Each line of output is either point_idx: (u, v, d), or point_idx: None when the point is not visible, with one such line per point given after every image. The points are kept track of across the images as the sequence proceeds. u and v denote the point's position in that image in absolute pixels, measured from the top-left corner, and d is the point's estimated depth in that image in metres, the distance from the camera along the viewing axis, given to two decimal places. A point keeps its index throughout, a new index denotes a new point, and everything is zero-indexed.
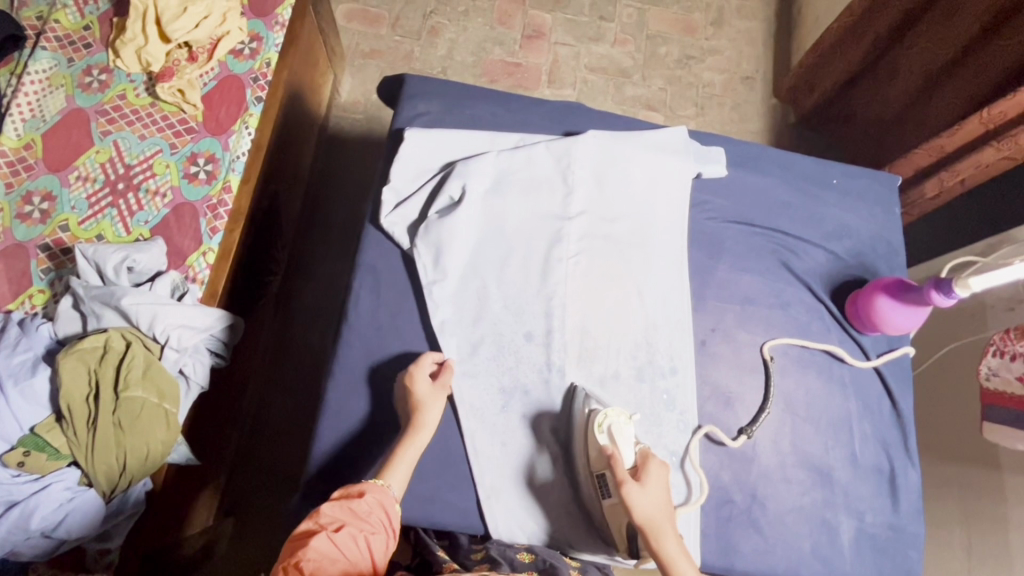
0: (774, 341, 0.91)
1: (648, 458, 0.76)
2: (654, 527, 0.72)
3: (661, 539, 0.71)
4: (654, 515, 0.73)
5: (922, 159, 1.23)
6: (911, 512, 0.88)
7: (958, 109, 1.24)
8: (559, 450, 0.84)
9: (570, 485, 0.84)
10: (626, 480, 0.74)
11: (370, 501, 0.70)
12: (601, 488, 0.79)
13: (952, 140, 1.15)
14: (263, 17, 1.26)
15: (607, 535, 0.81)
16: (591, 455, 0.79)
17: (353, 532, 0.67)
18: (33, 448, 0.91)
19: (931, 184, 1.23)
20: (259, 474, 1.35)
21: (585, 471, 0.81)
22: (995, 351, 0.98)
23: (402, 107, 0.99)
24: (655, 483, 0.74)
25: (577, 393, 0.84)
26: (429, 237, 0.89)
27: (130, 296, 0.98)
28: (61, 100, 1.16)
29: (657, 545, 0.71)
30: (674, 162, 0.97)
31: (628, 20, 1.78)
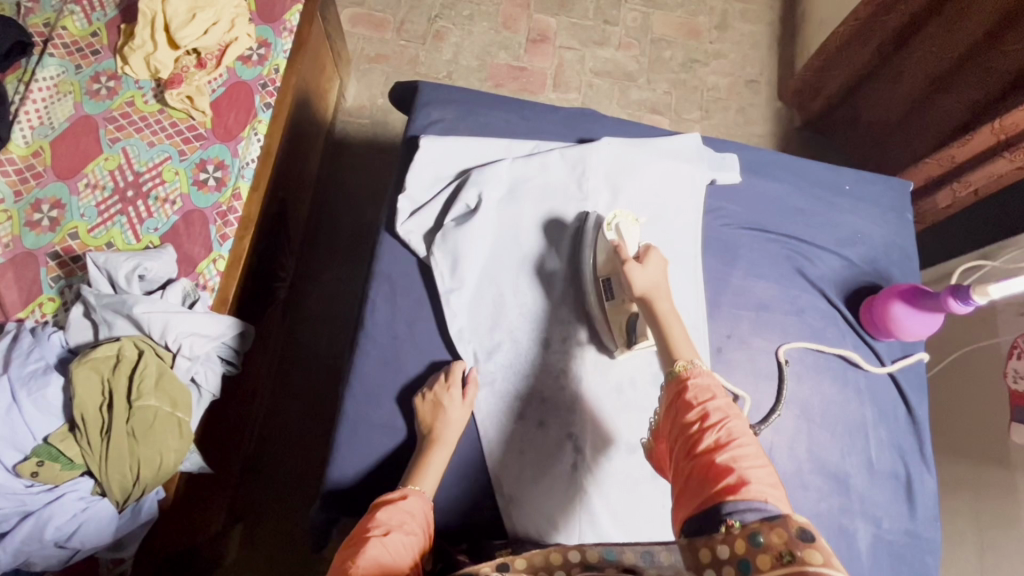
0: (789, 345, 0.92)
1: (652, 247, 0.82)
2: (653, 295, 0.76)
3: (657, 301, 0.75)
4: (654, 286, 0.78)
5: (932, 169, 1.24)
6: (927, 518, 0.88)
7: (960, 115, 1.25)
8: (572, 263, 0.91)
9: (580, 304, 0.90)
10: (629, 260, 0.80)
11: (413, 503, 0.72)
12: (607, 289, 0.86)
13: (962, 150, 1.16)
14: (271, 24, 1.26)
15: (608, 337, 0.87)
16: (601, 259, 0.87)
17: (402, 537, 0.67)
18: (46, 457, 0.91)
19: (943, 194, 1.24)
20: (270, 481, 1.34)
21: (591, 281, 0.87)
22: (1017, 353, 1.02)
23: (414, 114, 0.99)
24: (655, 260, 0.80)
25: (589, 218, 0.91)
26: (445, 245, 0.89)
27: (142, 304, 0.98)
28: (69, 106, 1.16)
29: (658, 313, 0.75)
30: (686, 169, 0.98)
31: (632, 24, 1.79)
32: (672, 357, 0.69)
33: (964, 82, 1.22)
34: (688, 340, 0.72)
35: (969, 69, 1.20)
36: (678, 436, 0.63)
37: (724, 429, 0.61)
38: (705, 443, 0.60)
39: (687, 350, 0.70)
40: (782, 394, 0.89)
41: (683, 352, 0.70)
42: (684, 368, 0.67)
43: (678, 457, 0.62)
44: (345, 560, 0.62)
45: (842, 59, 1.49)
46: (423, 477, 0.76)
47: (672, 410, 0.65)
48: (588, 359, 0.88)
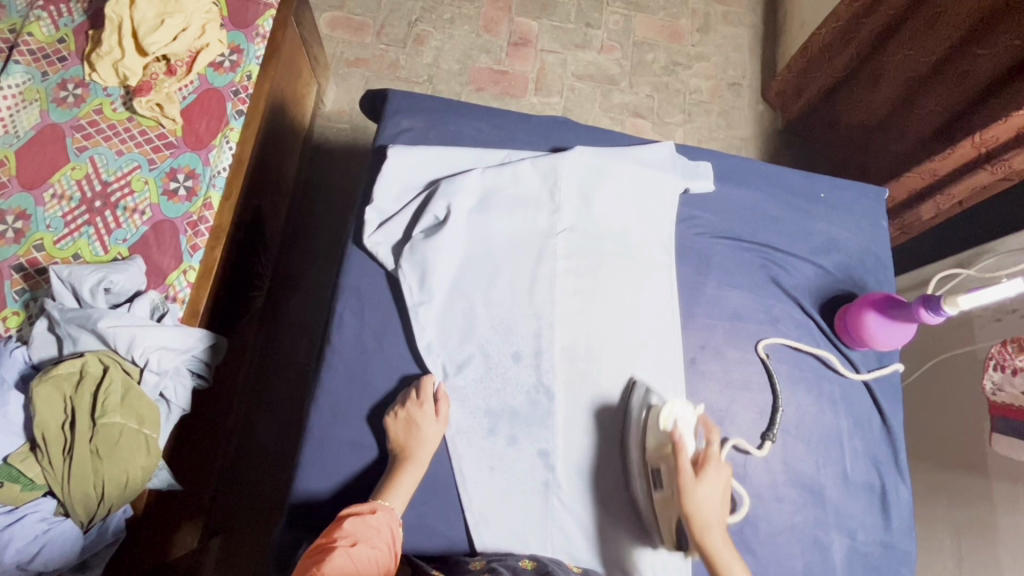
0: (766, 341, 0.92)
1: (714, 449, 0.76)
2: (705, 520, 0.72)
3: (708, 535, 0.71)
4: (708, 512, 0.73)
5: (914, 182, 1.25)
6: (902, 529, 0.87)
7: (940, 118, 1.24)
8: (614, 442, 0.85)
9: (626, 500, 0.83)
10: (686, 471, 0.74)
11: (381, 518, 0.70)
12: (654, 480, 0.79)
13: (944, 163, 1.16)
14: (243, 29, 1.24)
15: (656, 533, 0.80)
16: (650, 446, 0.80)
17: (368, 551, 0.66)
18: (5, 478, 0.88)
19: (926, 206, 1.24)
20: (245, 493, 1.32)
21: (638, 466, 0.81)
22: (995, 364, 0.96)
23: (384, 123, 0.98)
24: (711, 482, 0.74)
25: (638, 386, 0.86)
26: (414, 256, 0.87)
27: (107, 318, 0.96)
28: (34, 115, 1.13)
29: (713, 556, 0.70)
30: (659, 178, 0.97)
31: (615, 27, 1.78)
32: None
33: (941, 86, 1.22)
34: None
35: (947, 70, 1.20)
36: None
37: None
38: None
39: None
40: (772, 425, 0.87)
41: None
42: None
43: None
44: (306, 569, 0.62)
45: (825, 60, 1.50)
46: (394, 493, 0.75)
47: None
48: (638, 563, 0.81)
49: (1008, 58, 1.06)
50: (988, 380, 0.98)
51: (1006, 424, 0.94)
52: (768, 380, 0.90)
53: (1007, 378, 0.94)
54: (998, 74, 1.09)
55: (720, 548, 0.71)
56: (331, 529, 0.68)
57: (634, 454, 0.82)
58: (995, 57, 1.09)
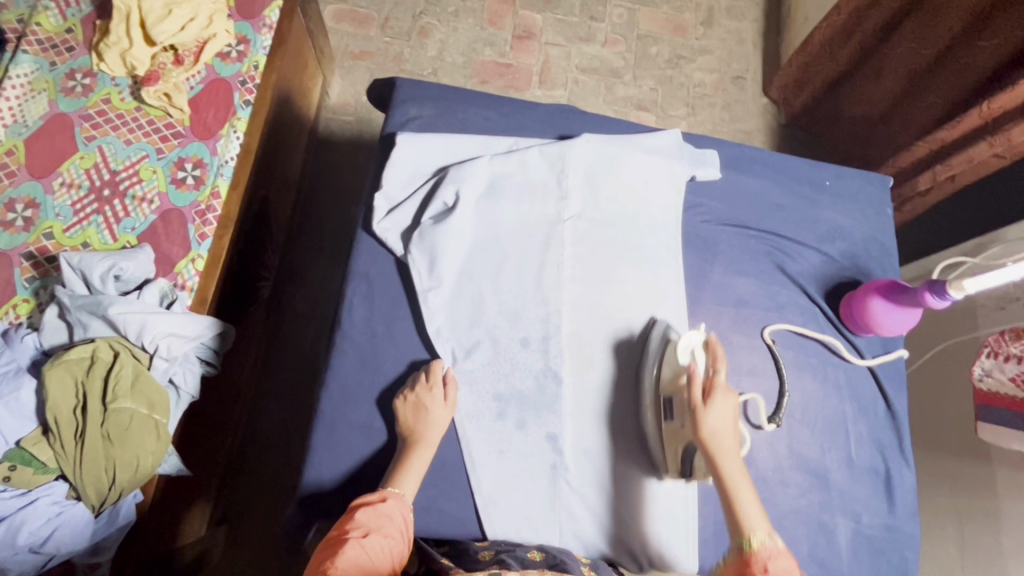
0: (773, 326, 0.92)
1: (719, 380, 0.76)
2: (717, 445, 0.74)
3: (721, 458, 0.74)
4: (721, 438, 0.74)
5: (922, 151, 1.23)
6: (907, 513, 0.88)
7: (945, 107, 1.25)
8: (627, 386, 0.88)
9: (635, 436, 0.86)
10: (699, 403, 0.75)
11: (393, 505, 0.71)
12: (666, 412, 0.82)
13: (953, 131, 1.14)
14: (250, 20, 1.24)
15: (661, 462, 0.83)
16: (666, 378, 0.83)
17: (380, 540, 0.67)
18: (19, 461, 0.90)
19: (925, 177, 1.23)
20: (252, 481, 1.33)
21: (650, 400, 0.84)
22: (989, 352, 0.98)
23: (392, 111, 0.98)
24: (722, 407, 0.75)
25: (657, 325, 0.88)
26: (423, 242, 0.88)
27: (117, 305, 0.97)
28: (43, 104, 1.14)
29: (726, 482, 0.73)
30: (666, 166, 0.97)
31: (618, 20, 1.78)
32: (741, 530, 0.69)
33: (945, 77, 1.23)
34: (756, 506, 0.72)
35: (950, 61, 1.21)
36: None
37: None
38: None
39: (758, 523, 0.70)
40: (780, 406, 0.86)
41: (752, 524, 0.70)
42: (757, 545, 0.68)
43: None
44: (321, 563, 0.63)
45: (826, 54, 1.50)
46: (404, 477, 0.75)
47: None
48: (640, 487, 0.84)
49: (1011, 47, 1.07)
50: (979, 365, 1.00)
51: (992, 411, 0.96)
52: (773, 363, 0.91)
53: (997, 364, 0.96)
54: (1003, 63, 1.10)
55: (732, 474, 0.73)
56: (343, 520, 0.69)
57: (646, 392, 0.85)
58: (998, 47, 1.09)
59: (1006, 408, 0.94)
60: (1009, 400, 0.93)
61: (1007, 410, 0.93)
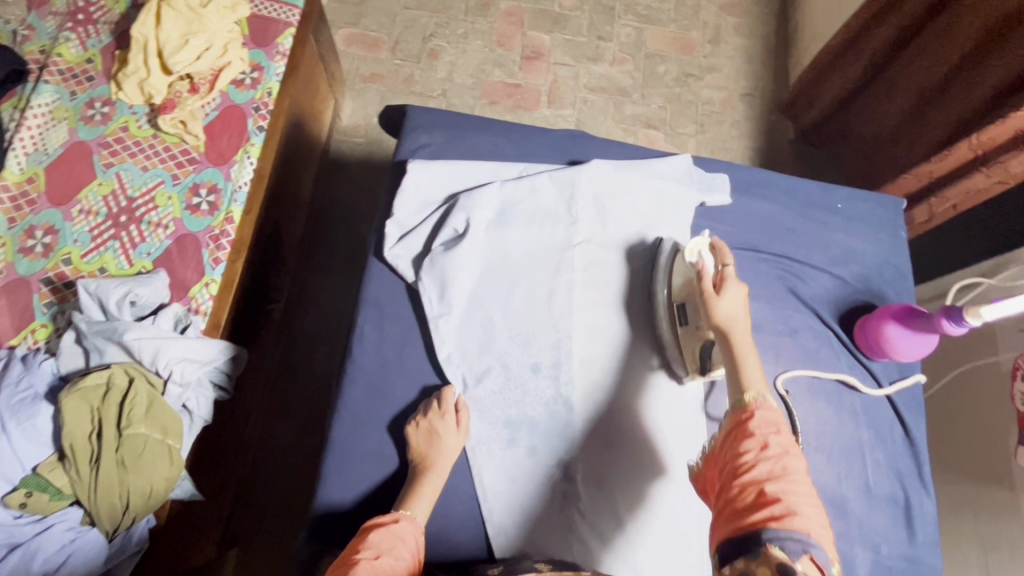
0: (786, 374, 0.90)
1: (731, 271, 0.79)
2: (731, 328, 0.76)
3: (734, 336, 0.76)
4: (732, 321, 0.77)
5: (911, 183, 1.23)
6: (928, 543, 0.86)
7: (949, 129, 1.24)
8: (642, 302, 0.92)
9: (654, 351, 0.89)
10: (708, 292, 0.78)
11: (403, 527, 0.70)
12: (680, 316, 0.86)
13: (941, 165, 1.15)
14: (264, 47, 1.27)
15: (678, 362, 0.87)
16: (676, 285, 0.88)
17: (391, 561, 0.66)
18: (35, 488, 0.90)
19: (920, 209, 1.23)
20: (263, 503, 1.33)
21: (664, 303, 0.88)
22: (1023, 374, 0.99)
23: (403, 139, 0.99)
24: (732, 295, 0.78)
25: (666, 243, 0.92)
26: (433, 270, 0.88)
27: (133, 330, 0.98)
28: (63, 132, 1.16)
29: (731, 350, 0.75)
30: (675, 190, 0.97)
31: (626, 40, 1.79)
32: (740, 386, 0.72)
33: (953, 95, 1.22)
34: (760, 372, 0.74)
35: (959, 81, 1.20)
36: (726, 463, 0.66)
37: (780, 470, 0.62)
38: (751, 480, 0.62)
39: (756, 381, 0.72)
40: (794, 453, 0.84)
41: (751, 382, 0.72)
42: (752, 399, 0.69)
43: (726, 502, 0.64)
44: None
45: (835, 71, 1.50)
46: (416, 501, 0.75)
47: (731, 437, 0.68)
48: (655, 386, 0.88)
49: (1017, 67, 1.06)
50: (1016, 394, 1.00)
51: None
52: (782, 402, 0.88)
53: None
54: (1007, 84, 1.09)
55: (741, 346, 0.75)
56: (354, 544, 0.67)
57: (660, 299, 0.89)
58: (1004, 68, 1.09)
59: None
60: None
61: None
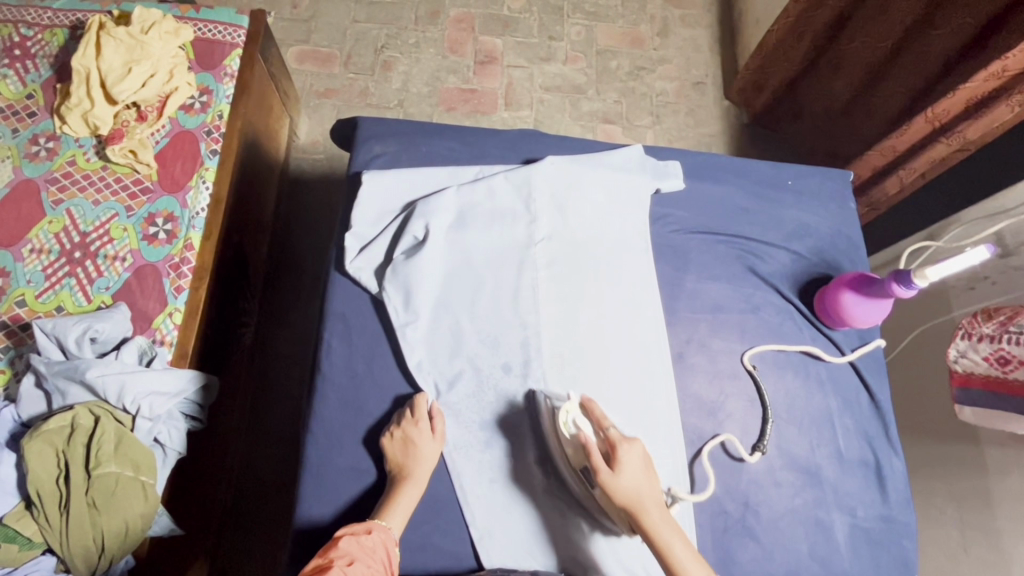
0: (754, 350, 0.92)
1: (616, 434, 0.77)
2: (638, 504, 0.73)
3: (645, 514, 0.73)
4: (638, 492, 0.74)
5: (877, 160, 1.29)
6: (900, 501, 0.89)
7: (903, 98, 1.27)
8: (541, 457, 0.84)
9: (574, 504, 0.83)
10: (602, 467, 0.74)
11: (376, 537, 0.70)
12: (586, 477, 0.80)
13: (902, 139, 1.21)
14: (211, 70, 1.26)
15: (608, 520, 0.81)
16: (569, 452, 0.81)
17: (364, 569, 0.66)
18: (2, 539, 0.88)
19: (891, 182, 1.28)
20: (248, 532, 1.31)
21: (568, 468, 0.82)
22: (962, 333, 0.96)
23: (357, 150, 0.99)
24: (631, 461, 0.74)
25: (538, 395, 0.85)
26: (397, 278, 0.88)
27: (95, 367, 0.96)
28: (7, 171, 1.13)
29: (654, 535, 0.72)
30: (631, 180, 0.99)
31: (577, 38, 1.82)
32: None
33: (900, 68, 1.25)
34: (687, 546, 0.72)
35: (904, 53, 1.23)
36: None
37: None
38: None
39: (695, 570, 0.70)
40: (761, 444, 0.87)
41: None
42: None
43: None
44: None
45: (780, 55, 1.54)
46: (392, 512, 0.75)
47: None
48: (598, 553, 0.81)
49: (958, 41, 1.09)
50: (952, 348, 0.98)
51: (968, 394, 0.96)
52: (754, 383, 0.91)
53: (972, 345, 0.95)
54: (954, 52, 1.11)
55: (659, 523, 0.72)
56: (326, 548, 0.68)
57: (560, 460, 0.83)
58: (946, 42, 1.11)
59: (985, 390, 0.93)
60: (987, 381, 0.93)
61: (984, 398, 0.94)
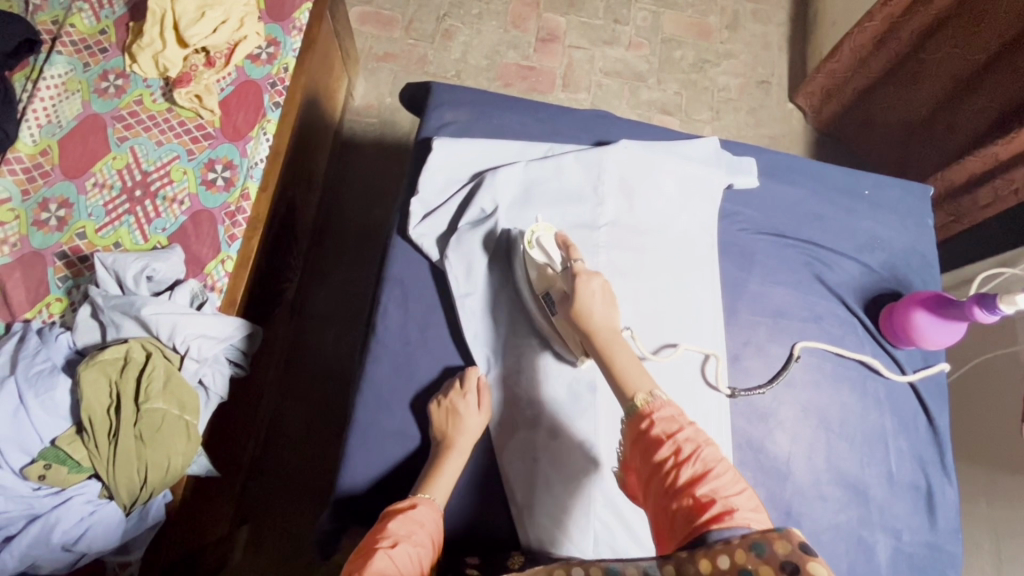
0: (806, 342, 0.91)
1: (580, 263, 0.78)
2: (604, 341, 0.73)
3: (610, 349, 0.72)
4: (597, 321, 0.74)
5: (974, 166, 1.21)
6: (949, 530, 0.86)
7: (992, 114, 1.21)
8: (508, 288, 0.88)
9: (532, 329, 0.87)
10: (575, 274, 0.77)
11: (422, 513, 0.70)
12: (546, 305, 0.83)
13: (1007, 147, 1.14)
14: (280, 22, 1.24)
15: (564, 346, 0.85)
16: (533, 279, 0.84)
17: (409, 550, 0.65)
18: (54, 460, 0.90)
19: (984, 192, 1.21)
20: (278, 481, 1.34)
21: (532, 300, 0.85)
22: None
23: (427, 116, 0.98)
24: (588, 289, 0.75)
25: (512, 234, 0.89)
26: (460, 248, 0.88)
27: (149, 305, 0.97)
28: (77, 105, 1.15)
29: (603, 352, 0.73)
30: (703, 173, 0.96)
31: (643, 24, 1.77)
32: (627, 392, 0.68)
33: (992, 82, 1.20)
34: (636, 363, 0.71)
35: (1001, 67, 1.18)
36: (649, 468, 0.63)
37: (698, 461, 0.60)
38: (682, 476, 0.60)
39: (639, 380, 0.69)
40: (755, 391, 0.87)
41: (636, 386, 0.68)
42: (643, 403, 0.66)
43: (654, 491, 0.62)
44: None
45: (858, 61, 1.49)
46: (434, 486, 0.75)
47: (639, 449, 0.64)
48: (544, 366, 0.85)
49: None
50: None
51: None
52: (807, 392, 0.89)
53: None
54: None
55: (609, 339, 0.73)
56: (373, 531, 0.67)
57: (525, 292, 0.86)
58: None
59: None
60: None
61: None
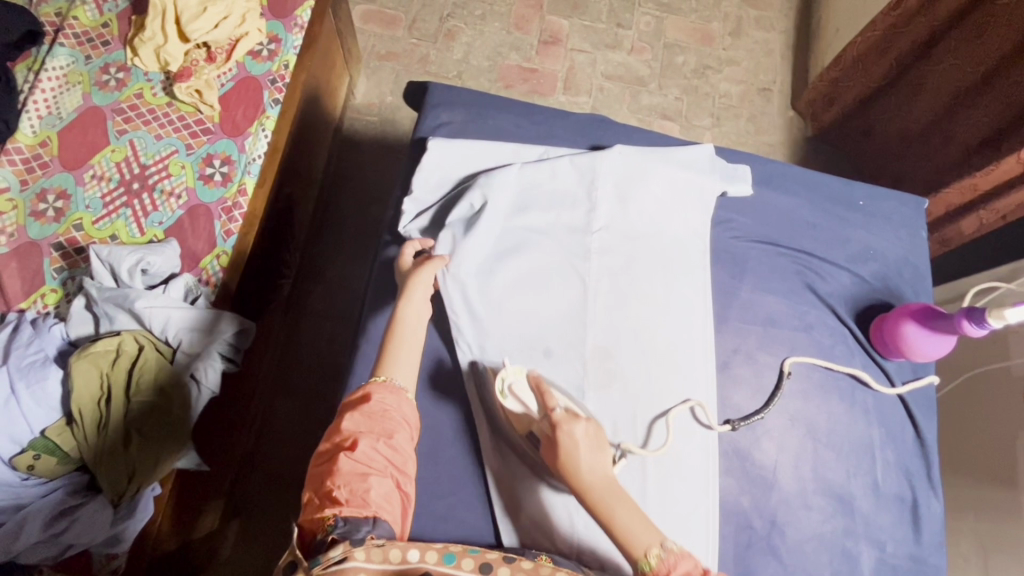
0: (797, 358, 0.90)
1: (559, 411, 0.74)
2: (600, 494, 0.69)
3: (610, 506, 0.68)
4: (589, 474, 0.70)
5: (954, 198, 1.27)
6: (933, 543, 0.86)
7: (985, 129, 1.21)
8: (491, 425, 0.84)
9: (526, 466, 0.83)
10: (557, 420, 0.73)
11: (379, 399, 0.70)
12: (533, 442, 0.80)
13: (986, 178, 1.19)
14: (282, 19, 1.25)
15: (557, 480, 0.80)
16: (513, 420, 0.81)
17: (374, 441, 0.67)
18: (43, 451, 0.90)
19: (968, 221, 1.25)
20: (269, 476, 1.34)
21: (517, 437, 0.82)
22: None
23: (424, 116, 0.98)
24: (571, 435, 0.72)
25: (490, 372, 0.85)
26: (449, 245, 0.88)
27: (144, 298, 0.98)
28: (78, 97, 1.15)
29: (599, 508, 0.68)
30: (697, 180, 0.96)
31: (645, 28, 1.77)
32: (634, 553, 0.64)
33: (988, 96, 1.20)
34: (636, 513, 0.68)
35: (998, 81, 1.18)
36: None
37: None
38: None
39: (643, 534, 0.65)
40: (750, 418, 0.87)
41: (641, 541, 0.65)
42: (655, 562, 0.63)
43: None
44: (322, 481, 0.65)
45: (859, 70, 1.49)
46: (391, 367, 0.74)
47: None
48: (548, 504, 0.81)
49: None
50: None
51: None
52: (796, 403, 0.90)
53: None
54: None
55: (604, 493, 0.68)
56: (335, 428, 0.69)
57: (510, 432, 0.83)
58: None
59: None
60: None
61: None
